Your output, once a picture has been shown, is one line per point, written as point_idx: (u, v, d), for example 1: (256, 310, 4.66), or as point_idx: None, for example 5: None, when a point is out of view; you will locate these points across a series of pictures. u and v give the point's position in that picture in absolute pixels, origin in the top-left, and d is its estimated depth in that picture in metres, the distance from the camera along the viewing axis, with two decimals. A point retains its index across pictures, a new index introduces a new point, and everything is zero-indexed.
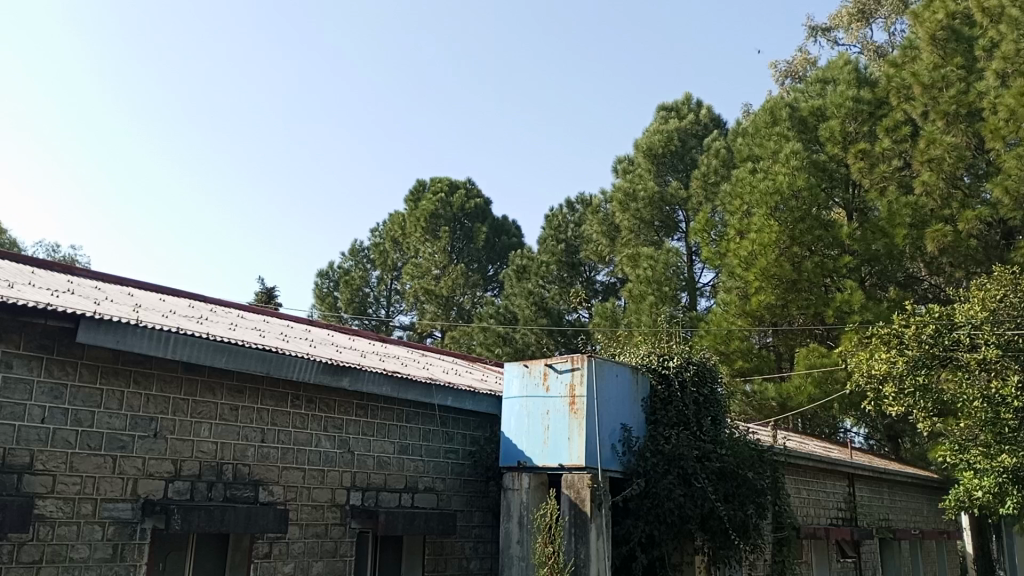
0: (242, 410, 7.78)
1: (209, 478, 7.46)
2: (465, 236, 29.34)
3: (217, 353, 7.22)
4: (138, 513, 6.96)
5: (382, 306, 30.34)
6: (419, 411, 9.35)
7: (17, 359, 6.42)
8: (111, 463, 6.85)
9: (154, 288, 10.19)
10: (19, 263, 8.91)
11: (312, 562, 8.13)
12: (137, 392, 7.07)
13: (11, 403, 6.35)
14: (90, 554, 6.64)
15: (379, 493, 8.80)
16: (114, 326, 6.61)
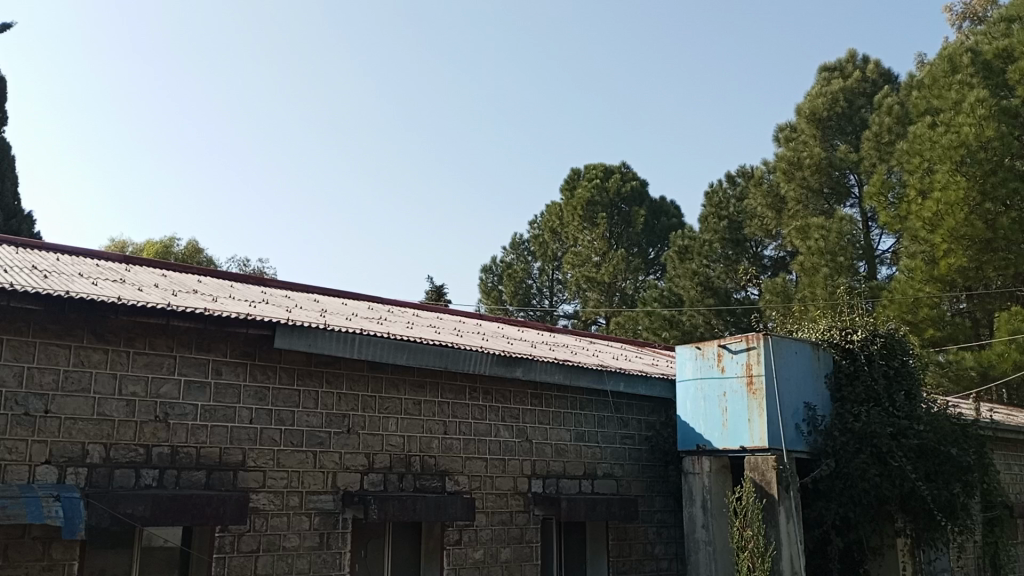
0: (425, 404, 8.13)
1: (400, 470, 7.86)
2: (624, 221, 29.04)
3: (398, 351, 7.58)
4: (339, 504, 7.44)
5: (545, 297, 30.73)
6: (592, 398, 9.40)
7: (225, 365, 7.02)
8: (312, 458, 7.36)
9: (337, 293, 10.85)
10: (219, 279, 9.75)
11: (501, 548, 8.38)
12: (329, 391, 7.55)
13: (223, 406, 6.96)
14: (300, 543, 7.17)
15: (559, 480, 8.93)
16: (306, 330, 7.10)
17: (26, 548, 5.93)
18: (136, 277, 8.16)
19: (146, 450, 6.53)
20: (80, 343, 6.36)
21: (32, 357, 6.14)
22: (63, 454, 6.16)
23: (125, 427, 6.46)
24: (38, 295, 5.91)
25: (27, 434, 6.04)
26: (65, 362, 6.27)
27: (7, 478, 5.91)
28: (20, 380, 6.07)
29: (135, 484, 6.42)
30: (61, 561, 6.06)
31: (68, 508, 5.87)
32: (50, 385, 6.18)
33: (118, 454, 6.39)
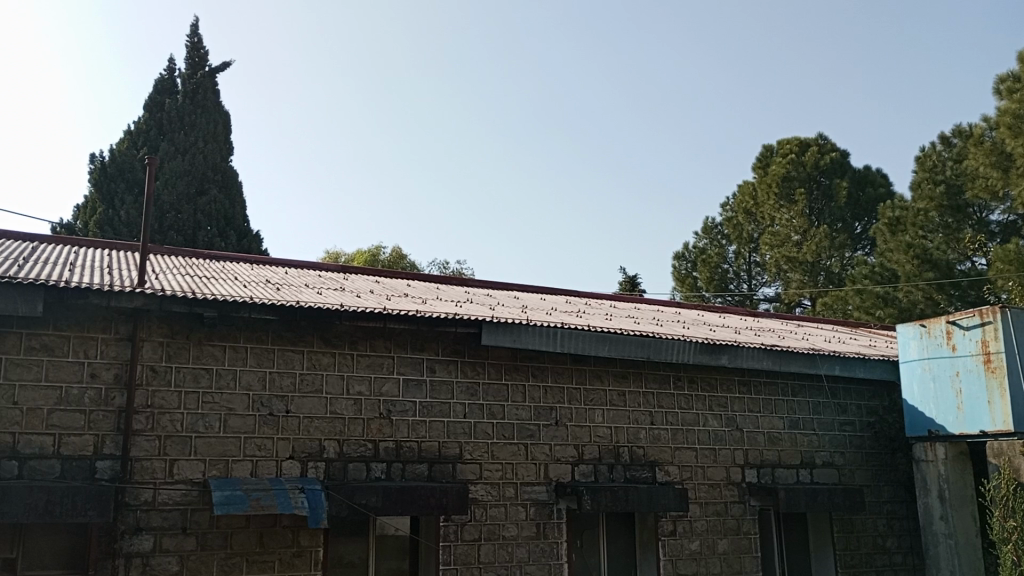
0: (630, 395, 8.10)
1: (609, 461, 7.90)
2: (826, 195, 27.37)
3: (600, 343, 7.61)
4: (552, 494, 7.59)
5: (743, 282, 29.49)
6: (805, 384, 8.95)
7: (438, 363, 7.37)
8: (524, 450, 7.56)
9: (535, 289, 11.07)
10: (425, 282, 10.26)
11: (717, 539, 8.20)
12: (536, 384, 7.72)
13: (439, 402, 7.31)
14: (519, 532, 7.40)
15: (775, 470, 8.60)
16: (510, 327, 7.29)
17: (279, 535, 6.54)
18: (352, 285, 8.77)
19: (374, 445, 7.00)
20: (311, 348, 6.92)
21: (272, 362, 6.76)
22: (304, 449, 6.74)
23: (354, 424, 6.96)
24: (273, 306, 6.48)
25: (273, 432, 6.66)
26: (300, 366, 6.85)
27: (259, 473, 6.56)
28: (263, 384, 6.70)
29: (366, 477, 6.91)
30: (308, 547, 6.63)
31: (312, 499, 6.38)
32: (288, 388, 6.78)
33: (349, 449, 6.90)
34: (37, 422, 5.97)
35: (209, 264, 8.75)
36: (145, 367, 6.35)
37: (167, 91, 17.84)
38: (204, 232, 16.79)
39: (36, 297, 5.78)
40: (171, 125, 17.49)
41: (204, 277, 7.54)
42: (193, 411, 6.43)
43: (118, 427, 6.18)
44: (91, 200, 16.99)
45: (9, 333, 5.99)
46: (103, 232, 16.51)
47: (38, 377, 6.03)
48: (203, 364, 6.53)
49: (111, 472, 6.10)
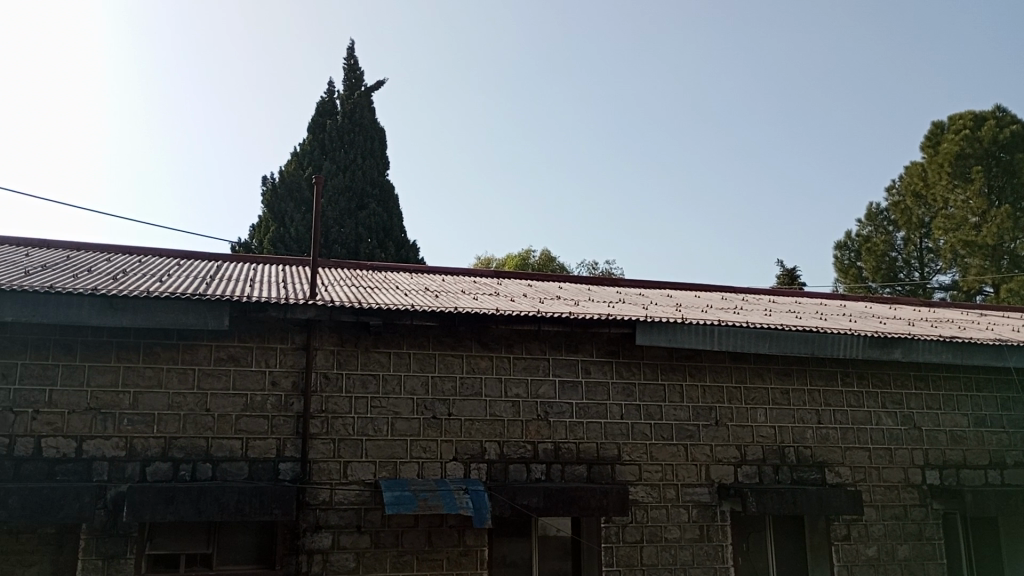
0: (794, 393, 7.79)
1: (774, 462, 7.63)
2: (1007, 172, 24.83)
3: (760, 340, 7.36)
4: (715, 496, 7.42)
5: (914, 269, 27.77)
6: (991, 378, 8.27)
7: (593, 364, 7.39)
8: (684, 451, 7.44)
9: (689, 287, 10.88)
10: (577, 283, 10.32)
11: (897, 545, 7.73)
12: (694, 384, 7.58)
13: (596, 403, 7.33)
14: (682, 535, 7.28)
15: (959, 471, 8.01)
16: (665, 326, 7.20)
17: (446, 534, 6.78)
18: (506, 289, 8.95)
19: (533, 447, 7.11)
20: (470, 352, 7.12)
21: (434, 367, 7.01)
22: (466, 451, 6.95)
23: (513, 426, 7.10)
24: (434, 313, 6.73)
25: (437, 434, 6.91)
26: (459, 371, 7.07)
27: (426, 474, 6.82)
28: (426, 388, 6.96)
29: (527, 478, 7.03)
30: (474, 547, 6.82)
31: (476, 500, 6.56)
32: (450, 391, 7.01)
33: (509, 451, 7.05)
34: (227, 427, 6.49)
35: (372, 275, 9.19)
36: (319, 374, 6.77)
37: (327, 113, 18.91)
38: (366, 244, 17.66)
39: (223, 312, 6.29)
40: (332, 144, 18.52)
41: (369, 288, 7.93)
42: (363, 416, 6.79)
43: (296, 432, 6.62)
44: (264, 220, 18.27)
45: (201, 346, 6.56)
46: (276, 248, 17.71)
47: (227, 386, 6.56)
48: (371, 370, 6.88)
49: (292, 473, 6.55)
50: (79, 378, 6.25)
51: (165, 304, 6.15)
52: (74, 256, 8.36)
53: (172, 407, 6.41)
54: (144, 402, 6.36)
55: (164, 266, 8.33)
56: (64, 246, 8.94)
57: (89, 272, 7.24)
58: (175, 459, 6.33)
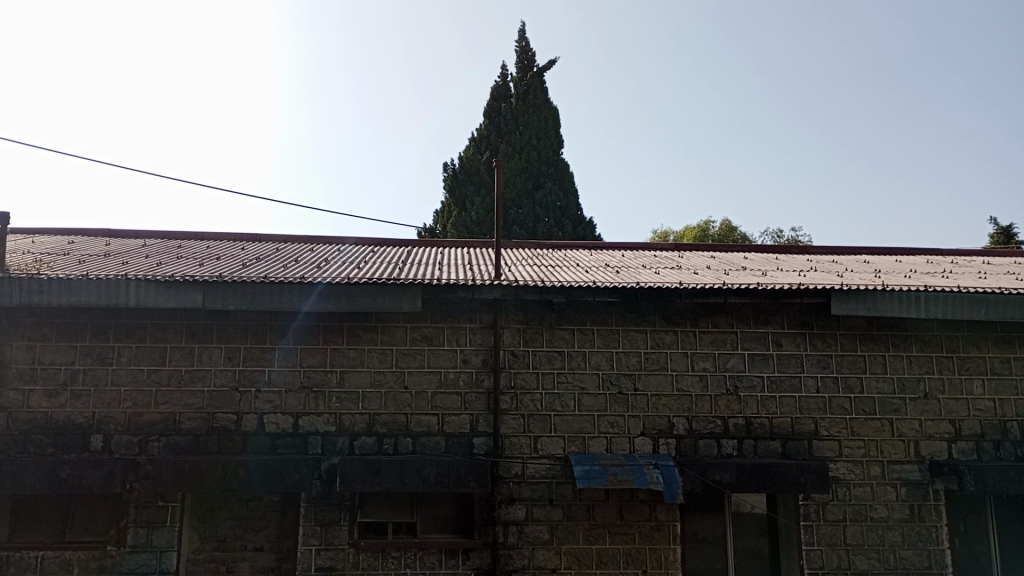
0: (1016, 362, 7.10)
1: (994, 437, 7.00)
2: None
3: (974, 305, 6.75)
4: (926, 474, 6.92)
5: None
6: None
7: (785, 337, 7.09)
8: (889, 426, 6.99)
9: (888, 251, 10.17)
10: (764, 253, 9.93)
11: None
12: (897, 354, 7.09)
13: (789, 376, 7.03)
14: (889, 514, 6.86)
15: None
16: (864, 294, 6.76)
17: (637, 509, 6.79)
18: (689, 262, 8.77)
19: (723, 421, 6.94)
20: (654, 327, 7.06)
21: (618, 343, 7.01)
22: (654, 426, 6.91)
23: (702, 401, 6.97)
24: (616, 289, 6.71)
25: (624, 410, 6.92)
26: (644, 346, 7.02)
27: (614, 449, 6.85)
28: (612, 363, 6.98)
29: (718, 453, 6.89)
30: (666, 522, 6.78)
31: (667, 475, 6.52)
32: (635, 367, 6.99)
33: (699, 426, 6.93)
34: (424, 403, 6.84)
35: (553, 254, 9.31)
36: (507, 352, 6.96)
37: (502, 97, 19.29)
38: (543, 224, 17.89)
39: (416, 295, 6.62)
40: (507, 127, 18.88)
41: (551, 266, 8.04)
42: (551, 392, 6.91)
43: (488, 408, 6.86)
44: (446, 206, 18.98)
45: (398, 327, 6.94)
46: (459, 232, 18.36)
47: (422, 364, 6.90)
48: (556, 347, 6.99)
49: (486, 448, 6.80)
50: (293, 359, 6.81)
51: (364, 289, 6.55)
52: (282, 248, 9.10)
53: (374, 385, 6.84)
54: (349, 381, 6.83)
55: (360, 255, 8.87)
56: (273, 240, 9.74)
57: (296, 263, 7.85)
58: (379, 433, 6.76)
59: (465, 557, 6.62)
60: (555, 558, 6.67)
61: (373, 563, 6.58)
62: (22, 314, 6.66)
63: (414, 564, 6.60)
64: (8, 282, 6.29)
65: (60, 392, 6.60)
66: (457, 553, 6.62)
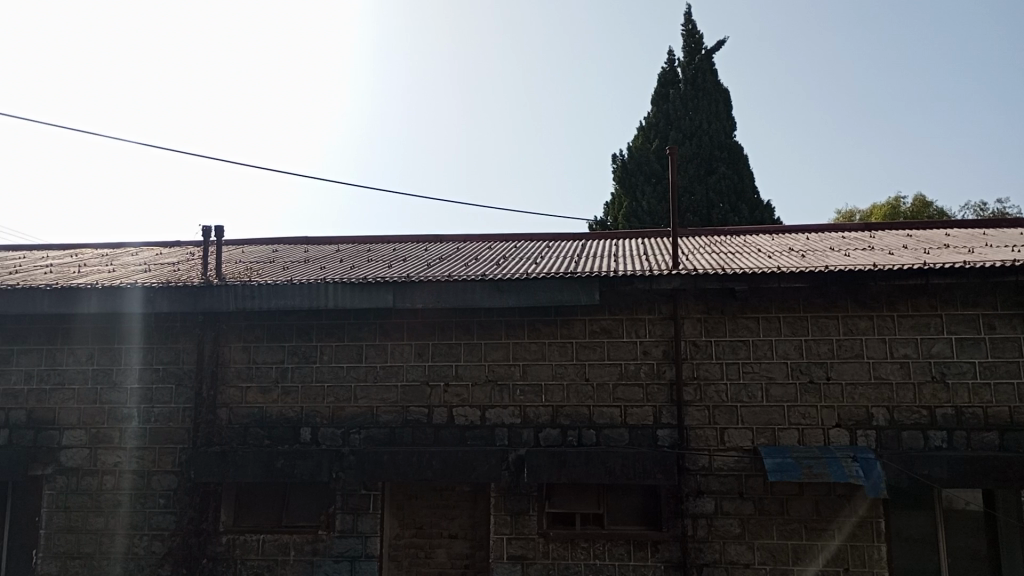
0: None
1: None
2: None
3: None
4: None
5: None
6: None
7: (998, 318, 6.48)
8: None
9: None
10: (969, 228, 9.12)
11: None
12: None
13: (1005, 361, 6.43)
14: None
15: None
16: None
17: (835, 504, 6.46)
18: (882, 242, 8.22)
19: (929, 411, 6.46)
20: (846, 312, 6.68)
21: (807, 330, 6.70)
22: (851, 417, 6.54)
23: (903, 389, 6.51)
24: (803, 273, 6.41)
25: (816, 400, 6.60)
26: (836, 332, 6.66)
27: (808, 441, 6.55)
28: (801, 352, 6.68)
29: (925, 446, 6.42)
30: (868, 518, 6.41)
31: (867, 468, 6.18)
32: (827, 354, 6.65)
33: (901, 416, 6.49)
34: (606, 395, 6.86)
35: (732, 240, 9.04)
36: (689, 342, 6.84)
37: (670, 83, 18.94)
38: (718, 209, 17.36)
39: (594, 288, 6.65)
40: (676, 113, 18.52)
41: (731, 253, 7.81)
42: (736, 382, 6.72)
43: (671, 399, 6.78)
44: (617, 197, 18.89)
45: (578, 320, 7.00)
46: (631, 222, 18.22)
47: (603, 356, 6.92)
48: (740, 336, 6.78)
49: (671, 439, 6.72)
50: (478, 354, 7.05)
51: (543, 284, 6.66)
52: (463, 247, 9.42)
53: (556, 378, 6.94)
54: (532, 374, 6.97)
55: (537, 250, 9.02)
56: (454, 239, 10.11)
57: (477, 261, 8.11)
58: (563, 425, 6.86)
59: (654, 550, 6.58)
60: (748, 553, 6.49)
61: (562, 554, 6.69)
62: (237, 318, 7.32)
63: (603, 555, 6.64)
64: (225, 289, 6.95)
65: (273, 388, 7.21)
66: (646, 545, 6.60)
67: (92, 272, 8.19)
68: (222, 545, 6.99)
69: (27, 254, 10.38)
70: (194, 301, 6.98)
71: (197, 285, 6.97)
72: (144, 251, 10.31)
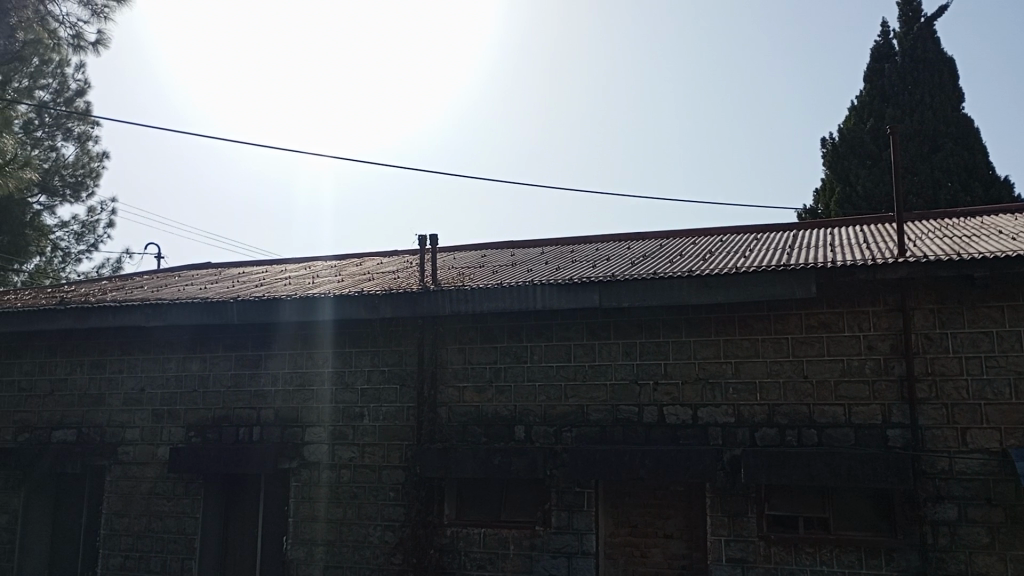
0: None
1: None
2: None
3: None
4: None
5: None
6: None
7: None
8: None
9: None
10: None
11: None
12: None
13: None
14: None
15: None
16: None
17: None
18: None
19: None
20: None
21: None
22: None
23: None
24: None
25: None
26: None
27: None
28: None
29: None
30: None
31: None
32: None
33: None
34: (828, 393, 6.50)
35: (967, 222, 8.25)
36: (920, 335, 6.32)
37: (885, 57, 17.61)
38: (946, 189, 15.88)
39: (810, 280, 6.32)
40: (893, 89, 17.17)
41: (967, 236, 7.12)
42: (978, 377, 6.12)
43: (902, 396, 6.30)
44: (828, 182, 17.81)
45: (792, 314, 6.68)
46: (845, 209, 17.12)
47: (822, 352, 6.56)
48: (981, 327, 6.17)
49: (903, 440, 6.25)
50: (688, 351, 6.93)
51: (754, 278, 6.42)
52: (667, 244, 9.31)
53: (772, 375, 6.67)
54: (745, 372, 6.74)
55: (744, 243, 8.73)
56: (657, 237, 10.02)
57: (682, 257, 7.99)
58: (780, 424, 6.58)
59: (889, 558, 6.16)
60: (999, 566, 5.90)
61: (785, 558, 6.42)
62: (452, 321, 7.69)
63: (831, 562, 6.30)
64: (441, 294, 7.32)
65: (487, 388, 7.50)
66: (879, 553, 6.18)
67: (323, 283, 8.94)
68: (447, 537, 7.37)
69: (268, 269, 11.51)
70: (412, 307, 7.41)
71: (415, 291, 7.40)
72: (367, 261, 11.11)
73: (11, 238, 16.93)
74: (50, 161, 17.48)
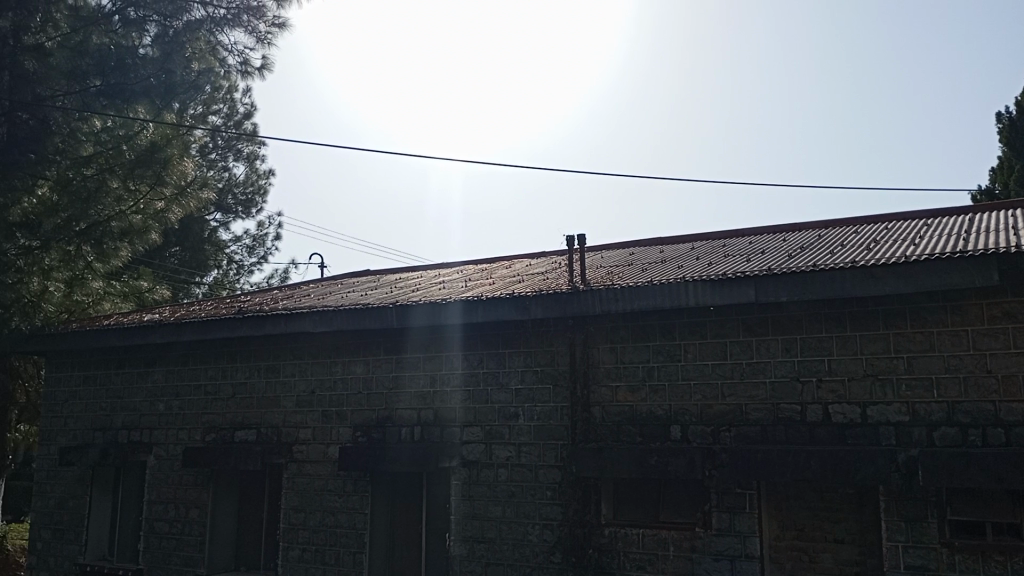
0: None
1: None
2: None
3: None
4: None
5: None
6: None
7: None
8: None
9: None
10: None
11: None
12: None
13: None
14: None
15: None
16: None
17: None
18: None
19: None
20: None
21: None
22: None
23: None
24: None
25: None
26: None
27: None
28: None
29: None
30: None
31: None
32: None
33: None
34: (1015, 389, 6.00)
35: None
36: None
37: None
38: None
39: (990, 268, 5.85)
40: None
41: None
42: None
43: None
44: (1005, 160, 16.41)
45: (971, 305, 6.21)
46: None
47: (1008, 345, 6.06)
48: None
49: None
50: (854, 347, 6.58)
51: (926, 268, 6.01)
52: (825, 234, 8.89)
53: (949, 370, 6.22)
54: (919, 367, 6.32)
55: (911, 229, 8.20)
56: (814, 227, 9.59)
57: (843, 247, 7.60)
58: (962, 423, 6.13)
59: None
60: None
61: (973, 567, 5.97)
62: (604, 321, 7.67)
63: None
64: (591, 295, 7.33)
65: (641, 387, 7.43)
66: None
67: (475, 286, 9.17)
68: (606, 537, 7.36)
69: (422, 274, 11.94)
70: (563, 308, 7.45)
71: (565, 293, 7.44)
72: (517, 263, 11.30)
73: (192, 253, 18.52)
74: (223, 180, 18.92)
